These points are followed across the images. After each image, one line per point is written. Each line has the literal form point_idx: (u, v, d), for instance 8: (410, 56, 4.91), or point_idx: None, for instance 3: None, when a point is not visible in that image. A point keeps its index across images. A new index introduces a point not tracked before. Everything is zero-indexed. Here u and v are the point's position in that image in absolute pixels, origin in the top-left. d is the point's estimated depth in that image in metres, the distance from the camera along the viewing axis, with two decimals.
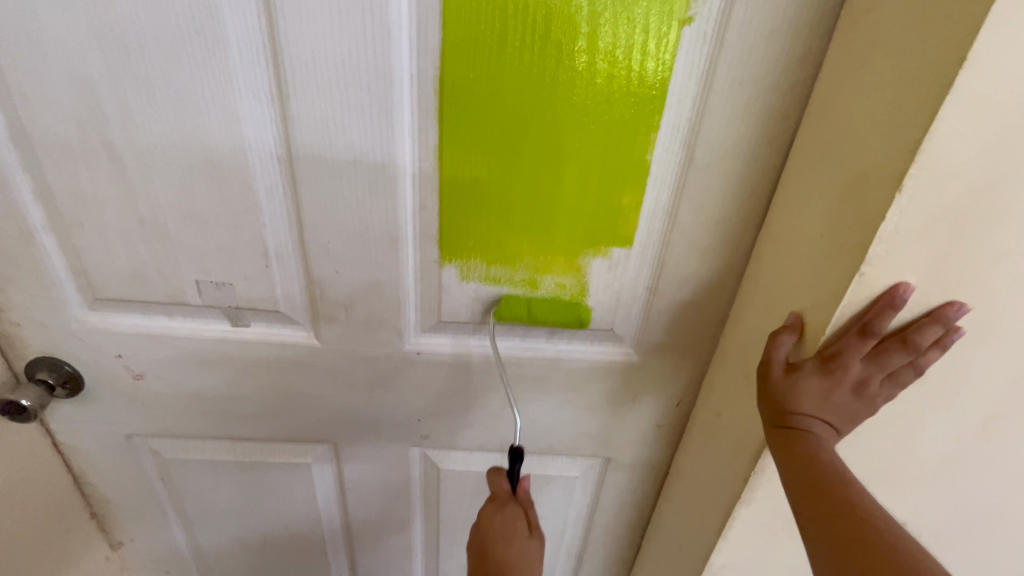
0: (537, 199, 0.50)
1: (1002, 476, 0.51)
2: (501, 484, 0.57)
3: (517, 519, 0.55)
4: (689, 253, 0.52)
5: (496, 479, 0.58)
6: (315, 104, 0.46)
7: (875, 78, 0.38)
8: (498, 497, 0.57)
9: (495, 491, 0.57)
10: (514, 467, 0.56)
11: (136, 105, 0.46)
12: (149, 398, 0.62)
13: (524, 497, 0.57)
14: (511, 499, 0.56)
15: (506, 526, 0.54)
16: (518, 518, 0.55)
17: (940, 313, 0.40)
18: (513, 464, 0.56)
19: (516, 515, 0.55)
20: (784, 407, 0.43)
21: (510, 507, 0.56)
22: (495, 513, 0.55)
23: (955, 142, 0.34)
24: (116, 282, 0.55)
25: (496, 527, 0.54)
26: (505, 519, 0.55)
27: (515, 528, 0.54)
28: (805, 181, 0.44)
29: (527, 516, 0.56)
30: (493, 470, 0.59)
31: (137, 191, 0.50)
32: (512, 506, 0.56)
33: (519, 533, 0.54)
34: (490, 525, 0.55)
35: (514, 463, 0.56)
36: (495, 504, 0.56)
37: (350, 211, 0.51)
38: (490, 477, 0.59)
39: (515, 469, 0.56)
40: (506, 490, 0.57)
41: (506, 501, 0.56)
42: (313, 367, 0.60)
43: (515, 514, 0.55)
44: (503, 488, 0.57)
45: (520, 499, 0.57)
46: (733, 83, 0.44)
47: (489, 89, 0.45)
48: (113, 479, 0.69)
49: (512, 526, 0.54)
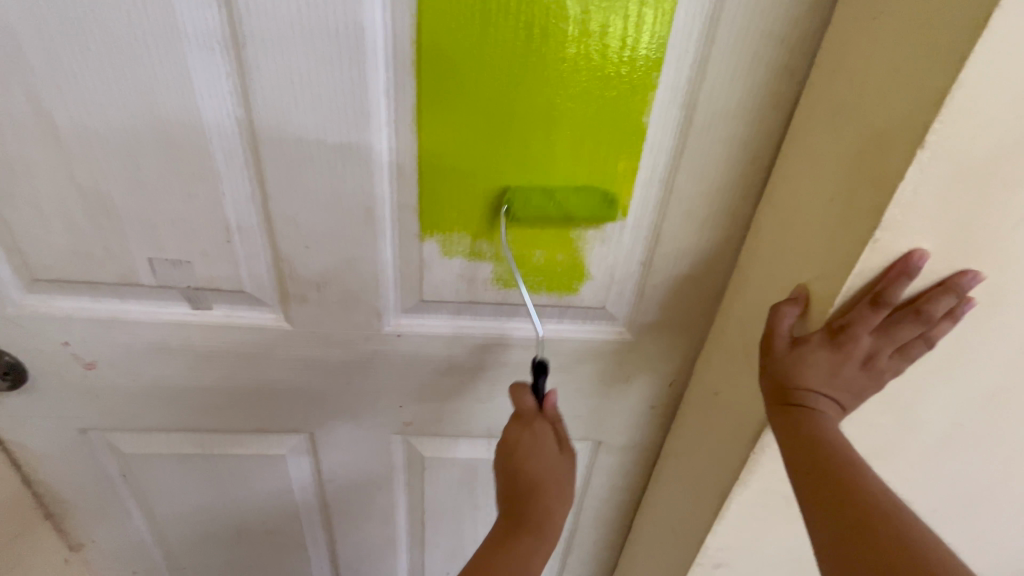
0: (526, 166, 0.46)
1: (1000, 450, 0.51)
2: (526, 401, 0.52)
3: (545, 434, 0.50)
4: (687, 224, 0.49)
5: (521, 394, 0.53)
6: (277, 57, 0.41)
7: (896, 26, 0.35)
8: (524, 415, 0.52)
9: (520, 407, 0.52)
10: (538, 382, 0.52)
11: (66, 55, 0.40)
12: (103, 389, 0.57)
13: (551, 413, 0.53)
14: (538, 415, 0.52)
15: (534, 441, 0.50)
16: (546, 432, 0.51)
17: (953, 281, 0.38)
18: (538, 379, 0.52)
19: (544, 431, 0.51)
20: (789, 383, 0.41)
21: (538, 422, 0.51)
22: (523, 430, 0.51)
23: (982, 94, 0.32)
24: (57, 261, 0.49)
25: (525, 442, 0.50)
26: (534, 435, 0.50)
27: (543, 442, 0.50)
28: (812, 145, 0.42)
29: (556, 431, 0.51)
30: (517, 387, 0.54)
31: (76, 157, 0.45)
32: (540, 422, 0.51)
33: (548, 448, 0.50)
34: (517, 442, 0.50)
35: (539, 377, 0.52)
36: (520, 421, 0.52)
37: (319, 179, 0.46)
38: (514, 395, 0.53)
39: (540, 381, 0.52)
40: (532, 406, 0.52)
41: (533, 418, 0.51)
42: (284, 353, 0.56)
43: (543, 428, 0.51)
44: (529, 403, 0.52)
45: (548, 415, 0.52)
46: (736, 37, 0.41)
47: (474, 40, 0.41)
48: (68, 476, 0.64)
49: (541, 441, 0.50)
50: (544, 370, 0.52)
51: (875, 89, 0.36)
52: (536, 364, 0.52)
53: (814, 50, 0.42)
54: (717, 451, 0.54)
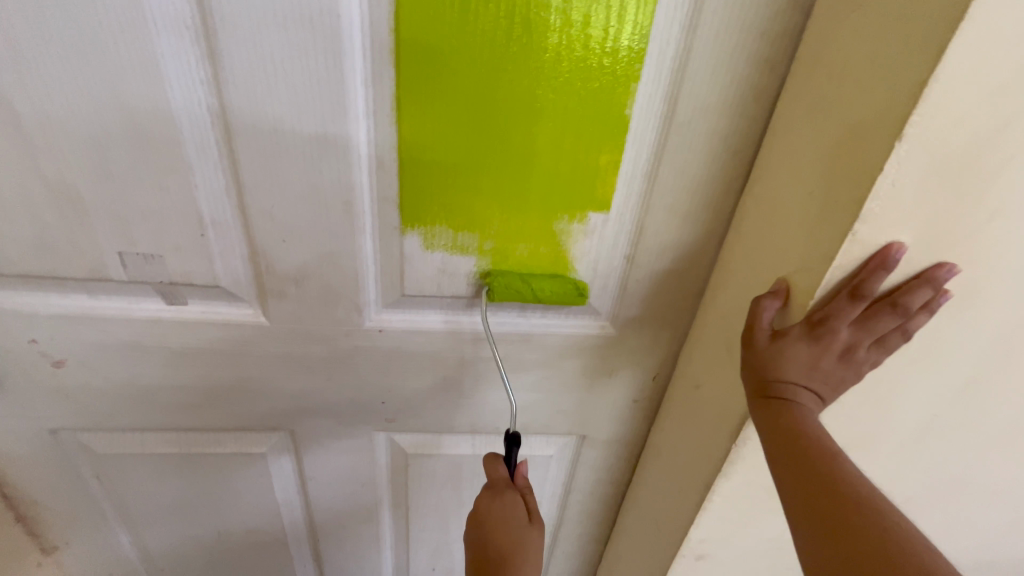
0: (508, 158, 0.46)
1: (975, 440, 0.52)
2: (498, 471, 0.54)
3: (516, 505, 0.51)
4: (670, 217, 0.49)
5: (494, 465, 0.54)
6: (250, 45, 0.40)
7: (876, 18, 0.35)
8: (496, 484, 0.53)
9: (493, 478, 0.53)
10: (511, 453, 0.53)
11: (26, 41, 0.39)
12: (73, 387, 0.55)
13: (522, 484, 0.54)
14: (509, 486, 0.53)
15: (505, 511, 0.51)
16: (517, 504, 0.51)
17: (930, 274, 0.39)
18: (512, 451, 0.53)
19: (515, 501, 0.51)
20: (770, 376, 0.42)
21: (508, 494, 0.52)
22: (494, 500, 0.51)
23: (958, 87, 0.32)
24: (22, 255, 0.47)
25: (495, 514, 0.51)
26: (504, 504, 0.51)
27: (513, 512, 0.51)
28: (793, 137, 0.42)
29: (526, 502, 0.52)
30: (490, 456, 0.55)
31: (39, 147, 0.43)
32: (510, 493, 0.52)
33: (518, 518, 0.51)
34: (488, 511, 0.51)
35: (512, 449, 0.53)
36: (492, 491, 0.52)
37: (296, 171, 0.45)
38: (487, 464, 0.54)
39: (512, 453, 0.53)
40: (504, 476, 0.54)
41: (504, 488, 0.52)
42: (262, 350, 0.55)
43: (514, 499, 0.51)
44: (501, 473, 0.54)
45: (518, 487, 0.53)
46: (719, 28, 0.41)
47: (454, 29, 0.40)
48: (39, 478, 0.62)
49: (511, 511, 0.51)
50: (516, 442, 0.53)
51: (855, 81, 0.36)
52: (511, 437, 0.53)
53: (795, 42, 0.42)
54: (700, 444, 0.54)
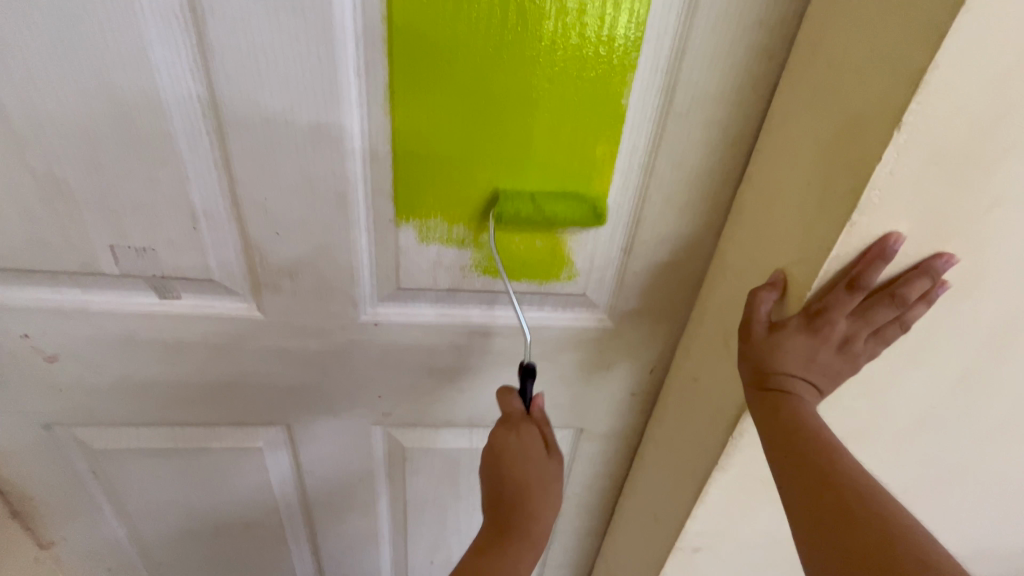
0: (503, 149, 0.45)
1: (972, 432, 0.52)
2: (513, 404, 0.51)
3: (532, 437, 0.49)
4: (667, 209, 0.49)
5: (508, 399, 0.52)
6: (241, 33, 0.39)
7: (875, 5, 0.34)
8: (511, 418, 0.51)
9: (507, 411, 0.51)
10: (526, 385, 0.51)
11: (11, 29, 0.38)
12: (67, 383, 0.55)
13: (538, 416, 0.51)
14: (525, 419, 0.50)
15: (521, 443, 0.49)
16: (533, 437, 0.49)
17: (928, 265, 0.39)
18: (525, 382, 0.51)
19: (531, 434, 0.49)
20: (767, 368, 0.41)
21: (524, 427, 0.50)
22: (510, 433, 0.49)
23: (958, 75, 0.32)
24: (11, 249, 0.47)
25: (511, 447, 0.49)
26: (520, 437, 0.49)
27: (530, 446, 0.49)
28: (791, 128, 0.41)
29: (543, 434, 0.50)
30: (504, 389, 0.53)
31: (27, 139, 0.42)
32: (527, 426, 0.50)
33: (535, 450, 0.49)
34: (503, 444, 0.49)
35: (526, 380, 0.51)
36: (507, 424, 0.50)
37: (289, 163, 0.45)
38: (501, 398, 0.52)
39: (527, 385, 0.51)
40: (519, 410, 0.51)
41: (519, 422, 0.50)
42: (257, 344, 0.55)
43: (530, 431, 0.49)
44: (515, 408, 0.51)
45: (535, 419, 0.51)
46: (716, 17, 0.40)
47: (447, 18, 0.40)
48: (34, 473, 0.62)
49: (527, 446, 0.49)
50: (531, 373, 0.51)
51: (854, 70, 0.36)
52: (524, 368, 0.51)
53: (794, 32, 0.41)
54: (697, 436, 0.54)
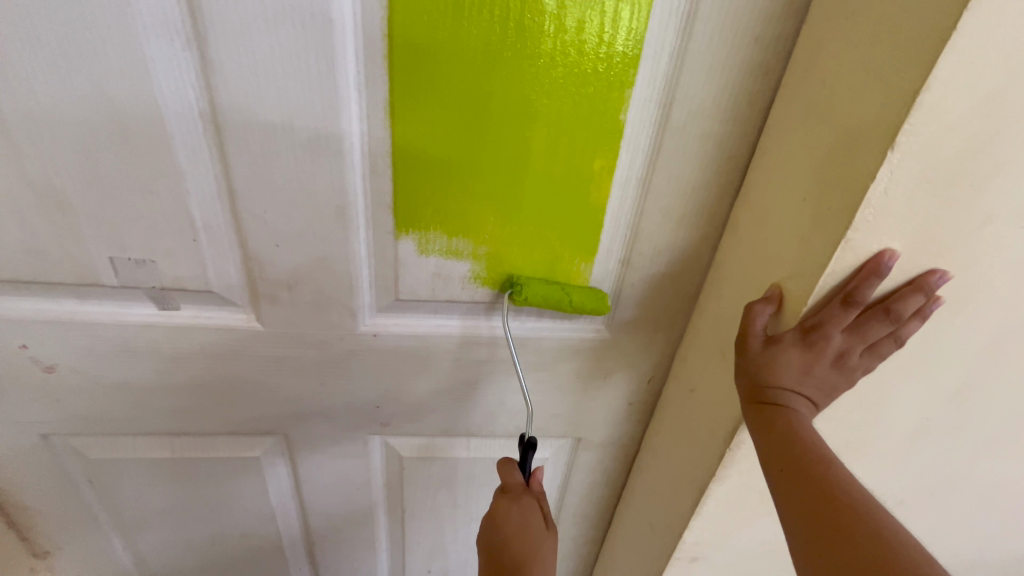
0: (502, 163, 0.46)
1: (966, 444, 0.52)
2: (513, 476, 0.53)
3: (533, 512, 0.51)
4: (665, 222, 0.49)
5: (508, 470, 0.54)
6: (242, 50, 0.40)
7: (870, 24, 0.35)
8: (511, 489, 0.52)
9: (508, 483, 0.53)
10: (526, 458, 0.52)
11: (14, 45, 0.38)
12: (64, 392, 0.55)
13: (537, 489, 0.54)
14: (526, 490, 0.52)
15: (523, 516, 0.51)
16: (535, 512, 0.51)
17: (922, 281, 0.39)
18: (526, 456, 0.52)
19: (532, 508, 0.51)
20: (763, 381, 0.42)
21: (525, 499, 0.52)
22: (511, 507, 0.51)
23: (951, 96, 0.32)
24: (11, 261, 0.47)
25: (513, 521, 0.51)
26: (521, 512, 0.51)
27: (532, 521, 0.51)
28: (787, 143, 0.42)
29: (541, 508, 0.52)
30: (503, 461, 0.55)
31: (27, 152, 0.42)
32: (527, 498, 0.52)
33: (536, 527, 0.51)
34: (505, 518, 0.51)
35: (527, 453, 0.52)
36: (508, 496, 0.52)
37: (289, 176, 0.45)
38: (501, 469, 0.54)
39: (527, 460, 0.53)
40: (519, 481, 0.53)
41: (521, 493, 0.52)
42: (255, 354, 0.55)
43: (531, 505, 0.51)
44: (516, 478, 0.53)
45: (534, 492, 0.53)
46: (713, 34, 0.41)
47: (448, 33, 0.40)
48: (30, 483, 0.62)
49: (529, 519, 0.51)
50: (533, 447, 0.52)
51: (848, 89, 0.37)
52: (526, 443, 0.52)
53: (789, 49, 0.42)
54: (694, 447, 0.54)
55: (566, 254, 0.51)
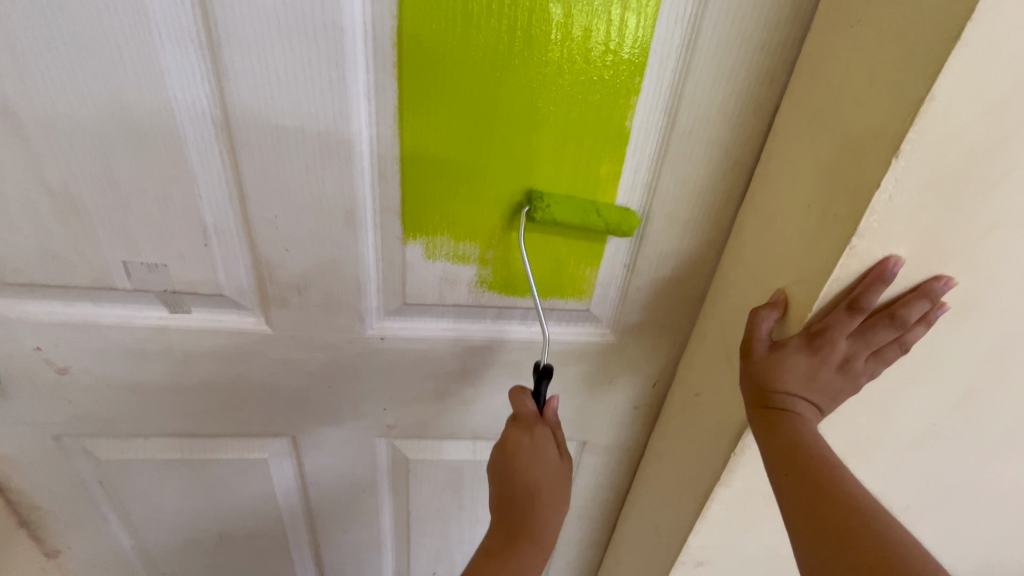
0: (509, 169, 0.46)
1: (974, 449, 0.52)
2: (525, 404, 0.50)
3: (546, 441, 0.49)
4: (670, 227, 0.50)
5: (520, 399, 0.51)
6: (254, 57, 0.40)
7: (874, 33, 0.35)
8: (523, 418, 0.50)
9: (520, 412, 0.50)
10: (539, 387, 0.50)
11: (33, 53, 0.39)
12: (76, 393, 0.56)
13: (552, 419, 0.51)
14: (539, 420, 0.50)
15: (535, 448, 0.48)
16: (547, 440, 0.49)
17: (927, 287, 0.39)
18: (541, 385, 0.50)
19: (545, 437, 0.49)
20: (768, 386, 0.42)
21: (538, 428, 0.49)
22: (523, 435, 0.49)
23: (955, 105, 0.32)
24: (26, 263, 0.48)
25: (524, 448, 0.48)
26: (534, 441, 0.48)
27: (545, 450, 0.48)
28: (792, 151, 0.42)
29: (557, 438, 0.49)
30: (516, 389, 0.52)
31: (44, 157, 0.43)
32: (540, 427, 0.49)
33: (548, 456, 0.48)
34: (515, 446, 0.49)
35: (542, 382, 0.50)
36: (519, 425, 0.50)
37: (299, 180, 0.46)
38: (513, 398, 0.51)
39: (541, 390, 0.50)
40: (532, 410, 0.50)
41: (533, 423, 0.49)
42: (264, 356, 0.55)
43: (544, 435, 0.49)
44: (528, 407, 0.50)
45: (548, 422, 0.50)
46: (718, 43, 0.41)
47: (456, 41, 0.41)
48: (41, 483, 0.63)
49: (542, 450, 0.48)
50: (547, 376, 0.50)
51: (852, 98, 0.37)
52: (541, 371, 0.49)
53: (794, 58, 0.42)
54: (699, 452, 0.54)
55: (572, 259, 0.51)
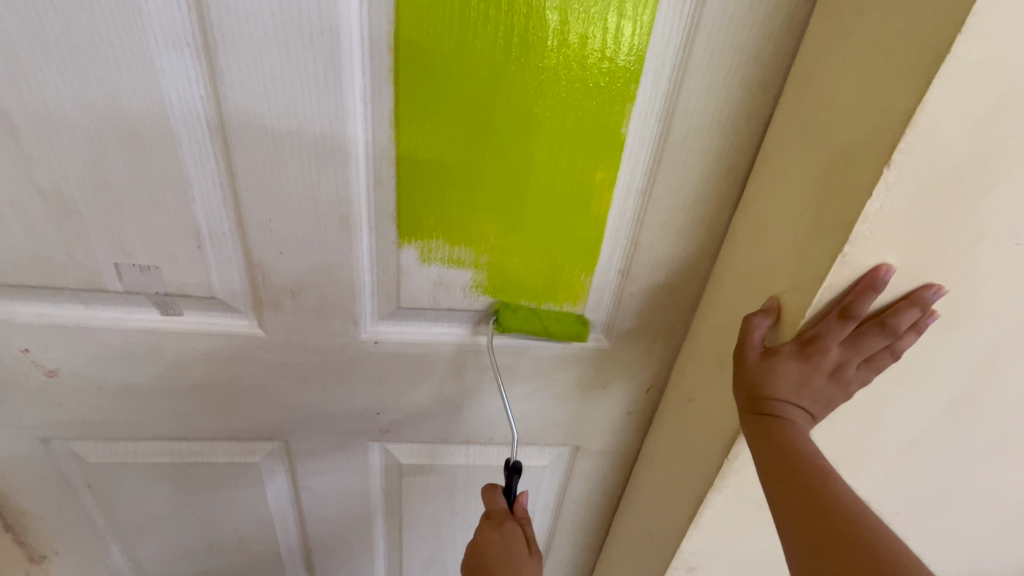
0: (504, 174, 0.46)
1: (963, 456, 0.52)
2: (496, 502, 0.55)
3: (515, 536, 0.51)
4: (665, 233, 0.50)
5: (492, 496, 0.55)
6: (251, 61, 0.40)
7: (866, 43, 0.36)
8: (495, 515, 0.54)
9: (491, 509, 0.54)
10: (510, 483, 0.53)
11: (26, 55, 0.39)
12: (65, 396, 0.55)
13: (520, 513, 0.54)
14: (509, 516, 0.53)
15: (504, 542, 0.51)
16: (516, 536, 0.51)
17: (918, 295, 0.40)
18: (512, 481, 0.53)
19: (514, 532, 0.52)
20: (760, 393, 0.42)
21: (507, 524, 0.52)
22: (493, 530, 0.52)
23: (946, 115, 0.33)
24: (15, 265, 0.47)
25: (493, 545, 0.51)
26: (503, 536, 0.51)
27: (514, 545, 0.51)
28: (785, 159, 0.43)
29: (524, 533, 0.52)
30: (488, 487, 0.57)
31: (37, 159, 0.43)
32: (509, 523, 0.53)
33: (519, 550, 0.51)
34: (487, 544, 0.52)
35: (512, 478, 0.53)
36: (491, 522, 0.53)
37: (294, 185, 0.46)
38: (486, 496, 0.56)
39: (511, 484, 0.53)
40: (502, 507, 0.54)
41: (502, 519, 0.53)
42: (257, 360, 0.55)
43: (513, 530, 0.52)
44: (499, 505, 0.55)
45: (517, 517, 0.54)
46: (713, 51, 0.42)
47: (454, 46, 0.41)
48: (28, 487, 0.62)
49: (511, 543, 0.51)
50: (517, 471, 0.52)
51: (845, 106, 0.37)
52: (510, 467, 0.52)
53: (788, 66, 0.43)
54: (692, 456, 0.54)
55: (567, 266, 0.51)
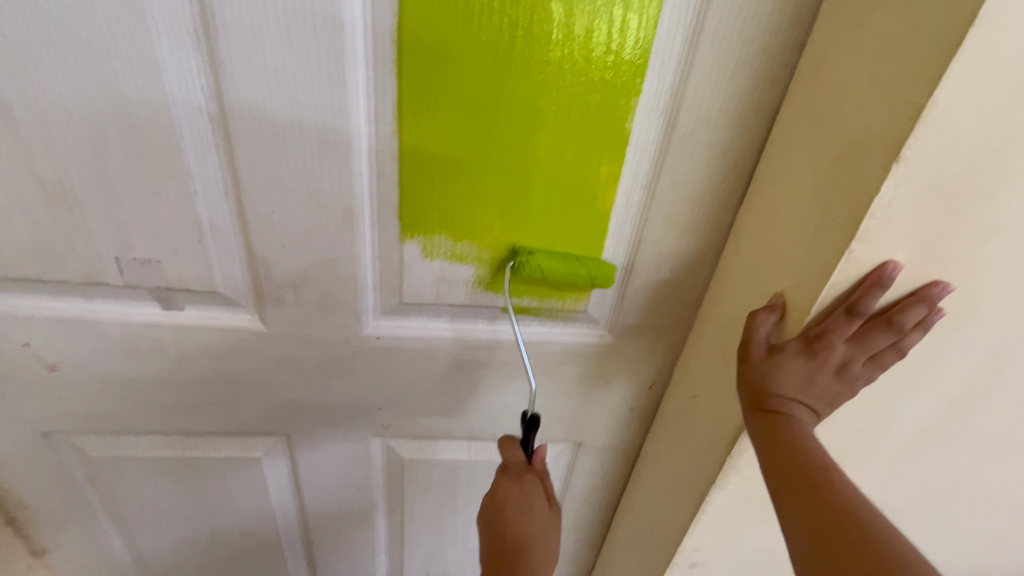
0: (508, 169, 0.46)
1: (967, 453, 0.52)
2: (515, 455, 0.53)
3: (535, 491, 0.51)
4: (669, 229, 0.49)
5: (510, 447, 0.53)
6: (253, 53, 0.40)
7: (876, 37, 0.35)
8: (513, 467, 0.52)
9: (510, 461, 0.52)
10: (528, 437, 0.52)
11: (26, 44, 0.39)
12: (66, 390, 0.55)
13: (539, 466, 0.53)
14: (528, 469, 0.52)
15: (525, 498, 0.51)
16: (537, 492, 0.51)
17: (925, 292, 0.39)
18: (529, 434, 0.52)
19: (535, 487, 0.51)
20: (765, 390, 0.42)
21: (528, 478, 0.51)
22: (514, 485, 0.51)
23: (956, 111, 0.33)
24: (16, 258, 0.47)
25: (514, 499, 0.51)
26: (524, 491, 0.51)
27: (535, 500, 0.51)
28: (792, 154, 0.42)
29: (545, 487, 0.52)
30: (505, 438, 0.54)
31: (37, 150, 0.43)
32: (530, 477, 0.52)
33: (539, 506, 0.51)
34: (506, 497, 0.51)
35: (529, 432, 0.51)
36: (510, 475, 0.52)
37: (297, 178, 0.45)
38: (503, 446, 0.53)
39: (529, 438, 0.52)
40: (521, 460, 0.52)
41: (523, 473, 0.52)
42: (259, 354, 0.55)
43: (533, 485, 0.51)
44: (518, 457, 0.53)
45: (536, 470, 0.53)
46: (719, 45, 0.41)
47: (458, 39, 0.40)
48: (29, 480, 0.62)
49: (531, 498, 0.51)
50: (534, 425, 0.51)
51: (853, 101, 0.37)
52: (528, 421, 0.51)
53: (795, 61, 0.42)
54: (695, 453, 0.54)
55: (571, 261, 0.51)
